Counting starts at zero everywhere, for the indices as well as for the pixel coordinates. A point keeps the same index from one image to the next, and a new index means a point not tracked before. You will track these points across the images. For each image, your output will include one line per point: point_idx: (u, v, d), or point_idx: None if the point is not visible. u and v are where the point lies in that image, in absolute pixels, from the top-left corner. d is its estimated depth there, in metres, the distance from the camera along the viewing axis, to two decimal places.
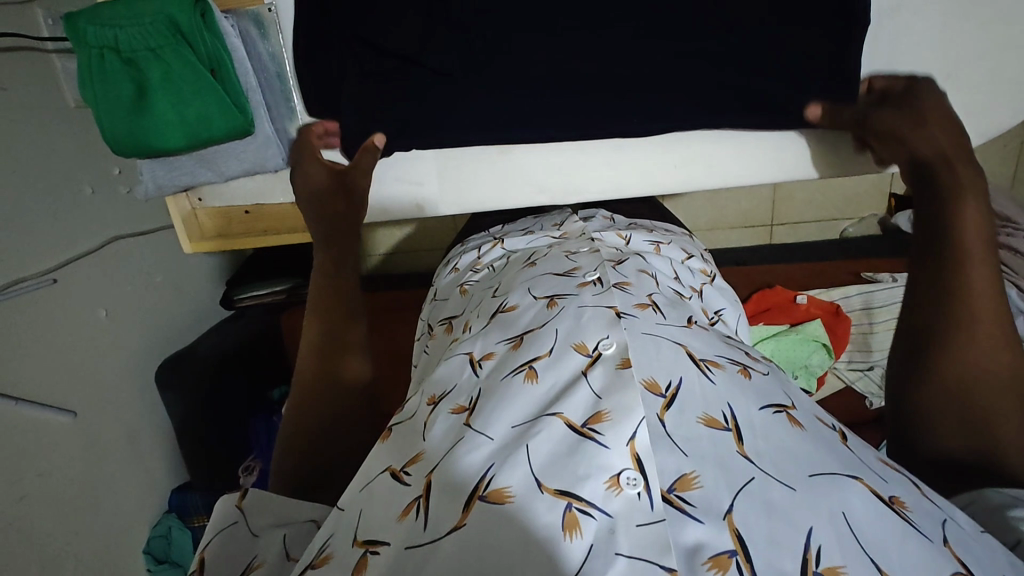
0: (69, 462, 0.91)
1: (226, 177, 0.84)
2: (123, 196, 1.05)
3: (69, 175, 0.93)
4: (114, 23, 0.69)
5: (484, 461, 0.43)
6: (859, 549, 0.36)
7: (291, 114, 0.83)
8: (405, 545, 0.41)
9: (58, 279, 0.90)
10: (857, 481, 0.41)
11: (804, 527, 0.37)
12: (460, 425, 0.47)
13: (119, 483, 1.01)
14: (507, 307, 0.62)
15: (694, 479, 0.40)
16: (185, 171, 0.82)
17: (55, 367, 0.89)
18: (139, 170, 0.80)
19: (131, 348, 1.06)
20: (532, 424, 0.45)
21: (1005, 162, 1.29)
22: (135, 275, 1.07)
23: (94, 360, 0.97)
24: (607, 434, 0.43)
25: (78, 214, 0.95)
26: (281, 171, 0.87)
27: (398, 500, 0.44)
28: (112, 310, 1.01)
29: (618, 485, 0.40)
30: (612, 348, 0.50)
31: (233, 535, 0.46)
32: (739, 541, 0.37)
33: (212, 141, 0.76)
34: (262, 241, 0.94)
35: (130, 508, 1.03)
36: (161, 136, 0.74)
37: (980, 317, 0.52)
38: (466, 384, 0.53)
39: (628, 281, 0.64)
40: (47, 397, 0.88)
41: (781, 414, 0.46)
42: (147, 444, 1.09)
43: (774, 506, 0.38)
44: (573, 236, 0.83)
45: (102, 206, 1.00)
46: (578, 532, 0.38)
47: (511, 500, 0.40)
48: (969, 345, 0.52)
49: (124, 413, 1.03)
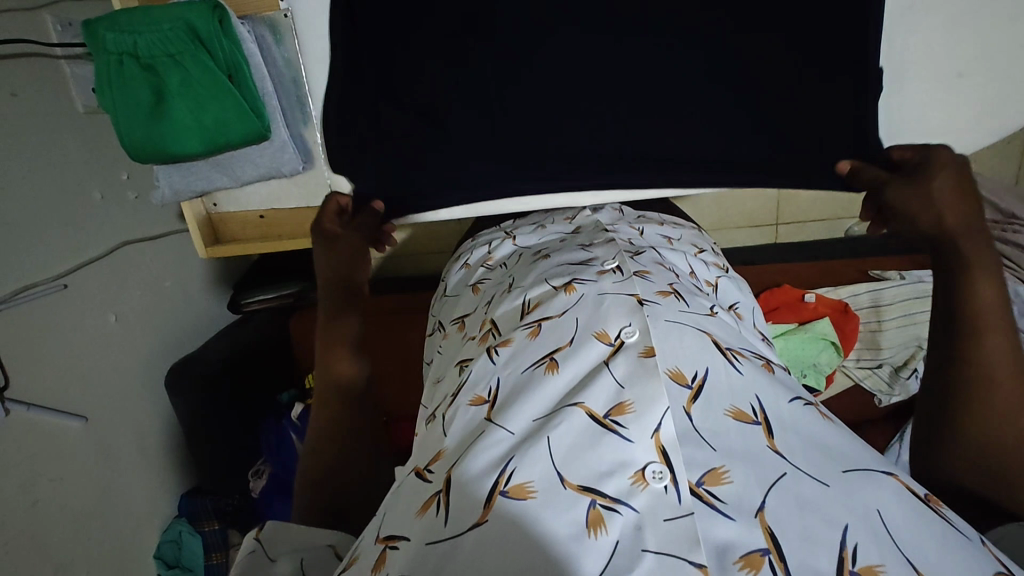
0: (81, 467, 0.91)
1: (242, 183, 0.83)
2: (132, 201, 1.05)
3: (79, 180, 0.94)
4: (133, 28, 0.69)
5: (503, 454, 0.44)
6: (895, 547, 0.36)
7: (306, 119, 0.85)
8: (425, 540, 0.41)
9: (68, 284, 0.91)
10: (891, 478, 0.41)
11: (839, 523, 0.37)
12: (483, 419, 0.48)
13: (130, 487, 1.01)
14: (530, 304, 0.61)
15: (725, 474, 0.40)
16: (201, 177, 0.81)
17: (66, 371, 0.90)
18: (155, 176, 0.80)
19: (142, 353, 1.06)
20: (552, 417, 0.45)
21: (1009, 159, 1.29)
22: (144, 280, 1.07)
23: (105, 365, 0.97)
24: (631, 428, 0.43)
25: (88, 218, 0.95)
26: (297, 176, 0.88)
27: (419, 496, 0.45)
28: (122, 314, 1.01)
29: (643, 480, 0.41)
30: (634, 336, 0.51)
31: (250, 562, 0.46)
32: (771, 539, 0.37)
33: (229, 146, 0.76)
34: (276, 246, 0.93)
35: (141, 511, 1.04)
36: (178, 141, 0.74)
37: (997, 396, 0.51)
38: (487, 373, 0.54)
39: (646, 269, 0.64)
40: (59, 402, 0.88)
41: (809, 409, 0.47)
42: (157, 448, 1.09)
43: (805, 503, 0.38)
44: (586, 230, 0.83)
45: (112, 210, 1.00)
46: (603, 529, 0.38)
47: (532, 496, 0.40)
48: (992, 414, 0.51)
49: (135, 417, 1.04)
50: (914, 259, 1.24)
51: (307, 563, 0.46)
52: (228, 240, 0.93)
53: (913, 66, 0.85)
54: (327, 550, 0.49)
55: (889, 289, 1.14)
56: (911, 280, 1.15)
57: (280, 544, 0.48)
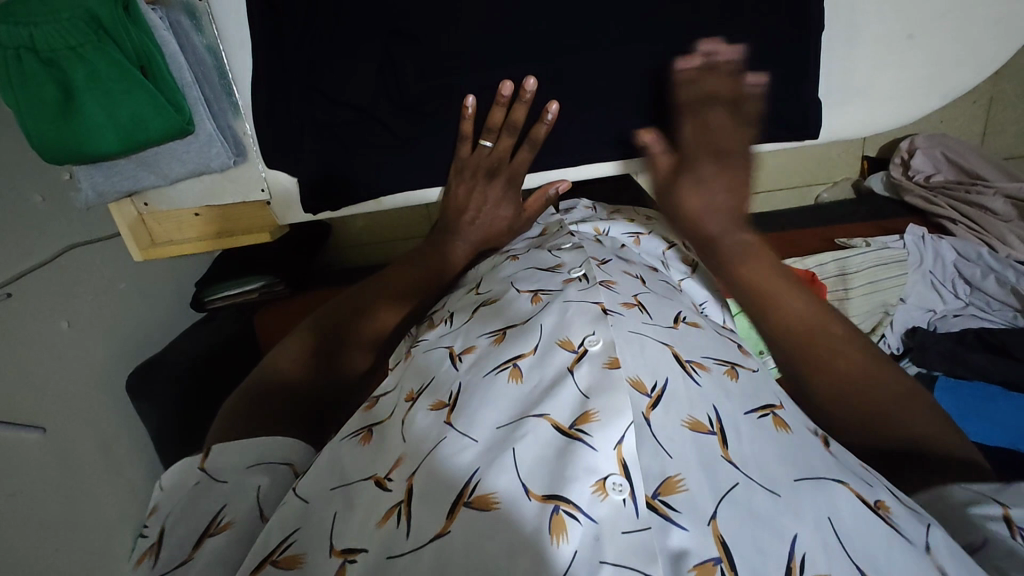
0: (43, 480, 0.89)
1: (171, 179, 0.80)
2: (77, 202, 1.00)
3: (17, 183, 0.89)
4: (27, 20, 0.64)
5: (470, 464, 0.46)
6: (844, 554, 0.41)
7: (234, 109, 0.80)
8: (385, 553, 0.44)
9: (13, 294, 0.87)
10: (842, 486, 0.46)
11: (790, 535, 0.41)
12: (442, 423, 0.50)
13: (98, 497, 1.00)
14: (490, 301, 0.65)
15: (679, 482, 0.44)
16: (125, 175, 0.78)
17: (17, 384, 0.86)
18: (75, 177, 0.75)
19: (99, 359, 1.03)
20: (516, 426, 0.48)
21: (973, 119, 1.27)
22: (97, 284, 1.03)
23: (60, 375, 0.94)
24: (595, 436, 0.46)
25: (29, 223, 0.91)
26: (231, 171, 0.84)
27: (378, 504, 0.48)
28: (75, 321, 0.98)
29: (604, 490, 0.44)
30: (598, 345, 0.53)
31: (199, 494, 0.52)
32: (723, 548, 0.41)
33: (149, 142, 0.73)
34: (216, 244, 0.93)
35: (113, 520, 1.02)
36: (92, 140, 0.69)
37: (822, 348, 0.62)
38: (447, 376, 0.55)
39: (612, 280, 0.65)
40: (12, 416, 0.85)
41: (766, 418, 0.51)
42: (124, 455, 1.07)
43: (757, 511, 0.43)
44: (551, 232, 0.83)
45: (55, 213, 0.96)
46: (565, 537, 0.41)
47: (496, 505, 0.43)
48: (833, 369, 0.61)
49: (98, 426, 1.01)
50: (880, 224, 1.20)
51: (263, 496, 0.53)
52: (163, 242, 0.90)
53: (867, 29, 0.83)
54: (282, 468, 0.57)
55: (855, 256, 1.06)
56: (877, 246, 1.09)
57: (228, 461, 0.55)
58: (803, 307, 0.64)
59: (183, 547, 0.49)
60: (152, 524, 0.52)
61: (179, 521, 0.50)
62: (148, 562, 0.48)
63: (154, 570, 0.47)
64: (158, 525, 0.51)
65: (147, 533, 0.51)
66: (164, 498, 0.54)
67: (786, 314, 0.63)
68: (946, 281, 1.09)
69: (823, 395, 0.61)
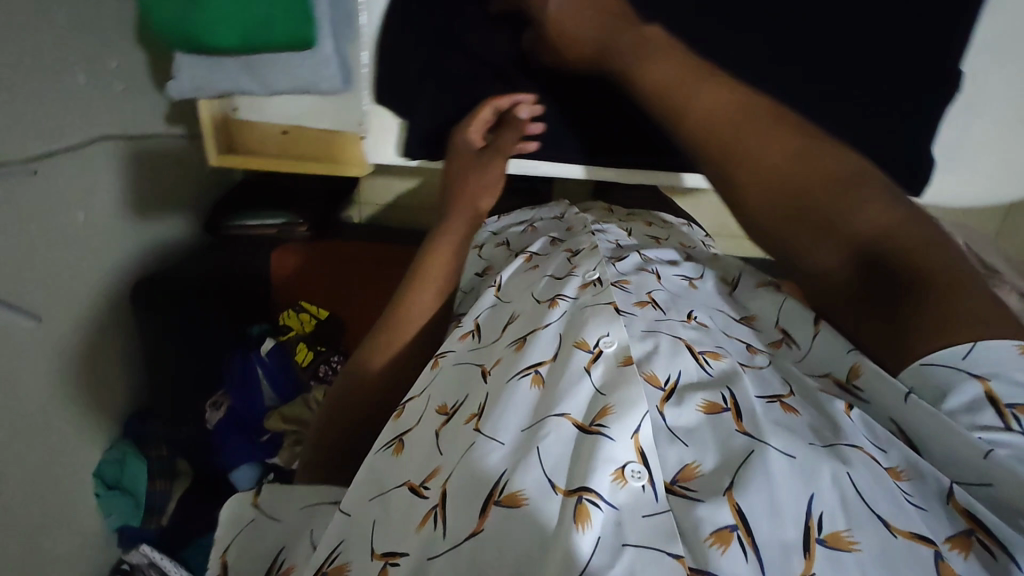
0: (24, 369, 0.85)
1: (271, 92, 0.78)
2: (119, 93, 0.96)
3: (65, 59, 0.85)
4: None
5: (498, 465, 0.46)
6: (867, 510, 0.39)
7: (356, 37, 0.79)
8: (426, 554, 0.44)
9: (38, 171, 0.83)
10: (858, 450, 0.43)
11: (806, 497, 0.40)
12: (471, 431, 0.50)
13: (75, 400, 0.95)
14: (518, 316, 0.64)
15: (696, 469, 0.44)
16: (227, 76, 0.77)
17: (22, 263, 0.82)
18: (179, 66, 0.77)
19: (107, 259, 0.98)
20: (539, 426, 0.47)
21: (989, 216, 1.34)
22: (121, 182, 0.99)
23: (66, 266, 0.90)
24: (612, 427, 0.46)
25: (69, 103, 0.87)
26: (339, 98, 0.82)
27: (416, 510, 0.48)
28: (93, 214, 0.94)
29: (623, 477, 0.43)
30: (613, 347, 0.53)
31: (257, 530, 0.56)
32: (739, 516, 0.39)
33: (266, 48, 0.74)
34: (291, 164, 0.89)
35: (84, 427, 0.98)
36: (214, 33, 0.73)
37: (824, 211, 0.53)
38: (477, 390, 0.56)
39: (628, 280, 0.65)
40: (11, 296, 0.81)
41: (774, 403, 0.48)
42: (111, 363, 1.02)
43: (771, 480, 0.41)
44: (575, 231, 0.84)
45: (97, 99, 0.92)
46: (588, 524, 0.40)
47: (526, 503, 0.43)
48: (839, 220, 0.52)
49: (93, 328, 0.97)
50: None
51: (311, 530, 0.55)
52: (243, 150, 0.90)
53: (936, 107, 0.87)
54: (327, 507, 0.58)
55: None
56: None
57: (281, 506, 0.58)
58: (777, 139, 0.57)
59: None
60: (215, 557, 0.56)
61: (243, 557, 0.55)
62: None
63: None
64: (219, 557, 0.56)
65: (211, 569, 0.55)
66: (219, 534, 0.58)
67: (750, 146, 0.57)
68: None
69: (761, 202, 0.56)
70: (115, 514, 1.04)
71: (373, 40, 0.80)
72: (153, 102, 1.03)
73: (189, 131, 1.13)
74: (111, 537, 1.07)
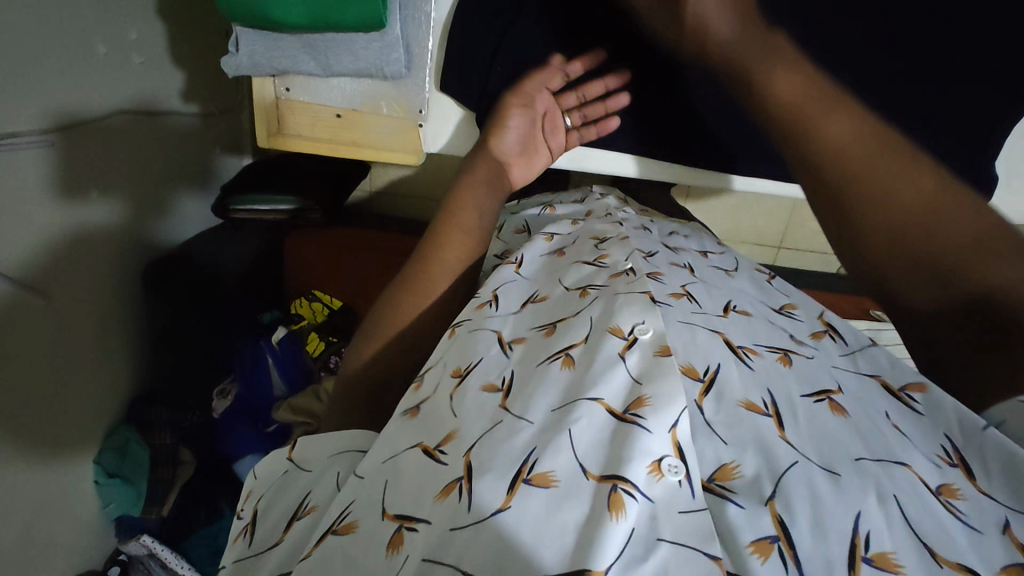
0: (26, 350, 0.80)
1: (329, 73, 0.79)
2: (137, 67, 0.92)
3: (84, 26, 0.81)
4: None
5: (526, 444, 0.45)
6: (911, 534, 0.39)
7: (420, 22, 0.77)
8: (449, 525, 0.42)
9: (54, 143, 0.79)
10: (905, 469, 0.44)
11: (852, 513, 0.39)
12: (497, 408, 0.49)
13: (77, 384, 0.91)
14: (538, 298, 0.65)
15: (735, 469, 0.43)
16: (287, 55, 0.77)
17: (31, 239, 0.78)
18: (240, 40, 0.77)
19: (117, 238, 0.94)
20: (570, 408, 0.46)
21: None
22: (135, 159, 0.95)
23: (77, 244, 0.86)
24: (650, 419, 0.45)
25: (87, 73, 0.83)
26: (398, 83, 0.80)
27: (436, 479, 0.46)
28: (106, 191, 0.90)
29: (659, 471, 0.42)
30: (649, 334, 0.52)
31: (286, 483, 0.54)
32: (781, 527, 0.39)
33: (331, 27, 0.74)
34: (346, 151, 0.85)
35: (85, 411, 0.94)
36: (280, 9, 0.72)
37: (932, 266, 0.49)
38: (499, 362, 0.55)
39: (660, 272, 0.65)
40: (18, 273, 0.77)
41: (823, 403, 0.49)
42: (116, 347, 0.98)
43: (815, 491, 0.41)
44: (597, 216, 0.83)
45: (114, 70, 0.87)
46: (622, 514, 0.40)
47: (555, 484, 0.42)
48: (943, 280, 0.49)
49: (100, 310, 0.93)
50: None
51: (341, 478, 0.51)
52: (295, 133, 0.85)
53: None
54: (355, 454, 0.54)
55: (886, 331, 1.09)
56: None
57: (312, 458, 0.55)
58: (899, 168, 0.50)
59: (273, 531, 0.50)
60: (247, 505, 0.55)
61: (270, 507, 0.52)
62: (243, 541, 0.51)
63: (251, 547, 0.50)
64: (252, 507, 0.54)
65: (242, 516, 0.54)
66: (253, 485, 0.56)
67: (871, 160, 0.51)
68: None
69: (873, 223, 0.51)
70: (115, 503, 1.00)
71: (440, 24, 0.78)
72: (169, 77, 0.99)
73: (202, 109, 1.09)
74: (110, 525, 1.04)
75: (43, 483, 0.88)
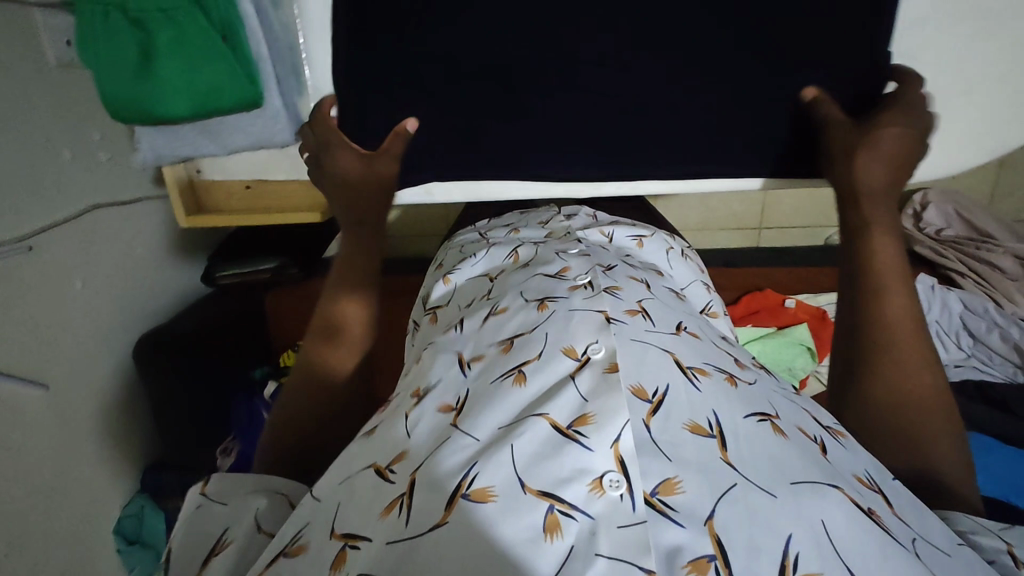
0: (39, 436, 0.88)
1: (228, 150, 0.84)
2: (104, 163, 1.00)
3: (50, 138, 0.89)
4: None
5: (467, 459, 0.45)
6: (837, 560, 0.39)
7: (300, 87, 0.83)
8: (387, 541, 0.42)
9: (35, 247, 0.87)
10: (836, 490, 0.44)
11: (783, 533, 0.40)
12: (449, 427, 0.49)
13: (91, 460, 0.99)
14: (498, 310, 0.65)
15: (677, 484, 0.43)
16: (185, 142, 0.82)
17: (30, 338, 0.86)
18: (139, 138, 0.81)
19: (110, 321, 1.02)
20: (518, 424, 0.47)
21: (982, 182, 1.31)
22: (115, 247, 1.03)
23: (69, 334, 0.94)
24: (591, 437, 0.46)
25: (59, 179, 0.91)
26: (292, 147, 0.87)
27: (382, 496, 0.46)
28: (89, 280, 0.97)
29: (600, 488, 0.43)
30: (601, 353, 0.53)
31: (199, 517, 0.50)
32: (718, 545, 0.39)
33: (219, 113, 0.77)
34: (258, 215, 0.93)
35: (100, 485, 1.02)
36: (163, 104, 0.74)
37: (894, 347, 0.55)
38: (454, 381, 0.55)
39: (617, 285, 0.66)
40: (23, 369, 0.85)
41: (765, 423, 0.49)
42: (121, 421, 1.05)
43: (752, 509, 0.41)
44: (558, 236, 0.85)
45: (85, 172, 0.96)
46: (559, 534, 0.41)
47: (494, 498, 0.42)
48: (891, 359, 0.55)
49: (102, 390, 1.01)
50: None
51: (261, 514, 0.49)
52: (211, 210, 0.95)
53: None
54: (279, 495, 0.52)
55: None
56: None
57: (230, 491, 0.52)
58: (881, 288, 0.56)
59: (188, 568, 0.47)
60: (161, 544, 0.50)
61: (189, 539, 0.49)
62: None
63: None
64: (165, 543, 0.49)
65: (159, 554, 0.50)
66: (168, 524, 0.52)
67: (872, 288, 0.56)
68: (950, 332, 1.03)
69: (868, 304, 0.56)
70: (139, 566, 1.07)
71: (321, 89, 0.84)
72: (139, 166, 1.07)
73: None
74: None
75: (71, 554, 0.96)
